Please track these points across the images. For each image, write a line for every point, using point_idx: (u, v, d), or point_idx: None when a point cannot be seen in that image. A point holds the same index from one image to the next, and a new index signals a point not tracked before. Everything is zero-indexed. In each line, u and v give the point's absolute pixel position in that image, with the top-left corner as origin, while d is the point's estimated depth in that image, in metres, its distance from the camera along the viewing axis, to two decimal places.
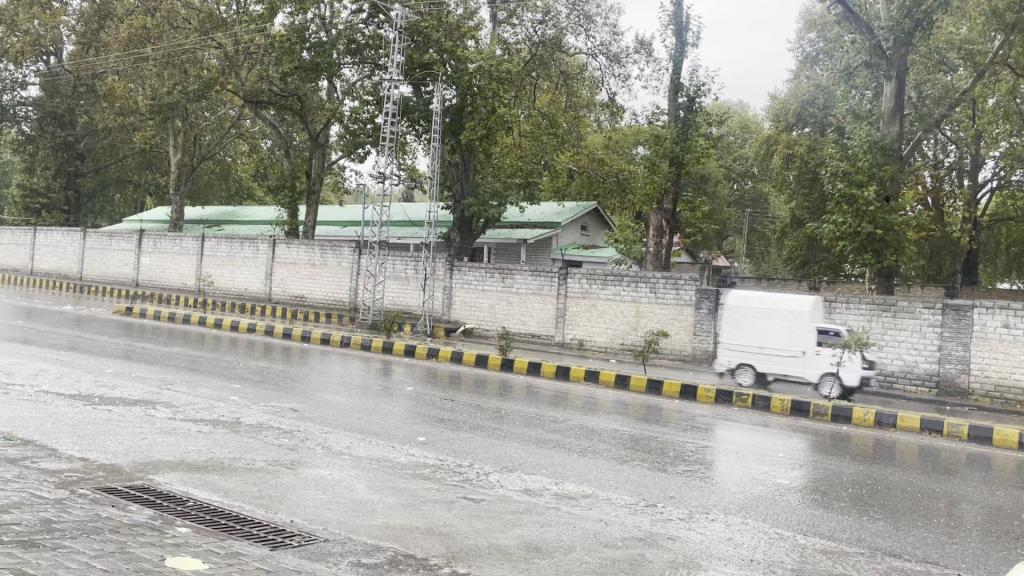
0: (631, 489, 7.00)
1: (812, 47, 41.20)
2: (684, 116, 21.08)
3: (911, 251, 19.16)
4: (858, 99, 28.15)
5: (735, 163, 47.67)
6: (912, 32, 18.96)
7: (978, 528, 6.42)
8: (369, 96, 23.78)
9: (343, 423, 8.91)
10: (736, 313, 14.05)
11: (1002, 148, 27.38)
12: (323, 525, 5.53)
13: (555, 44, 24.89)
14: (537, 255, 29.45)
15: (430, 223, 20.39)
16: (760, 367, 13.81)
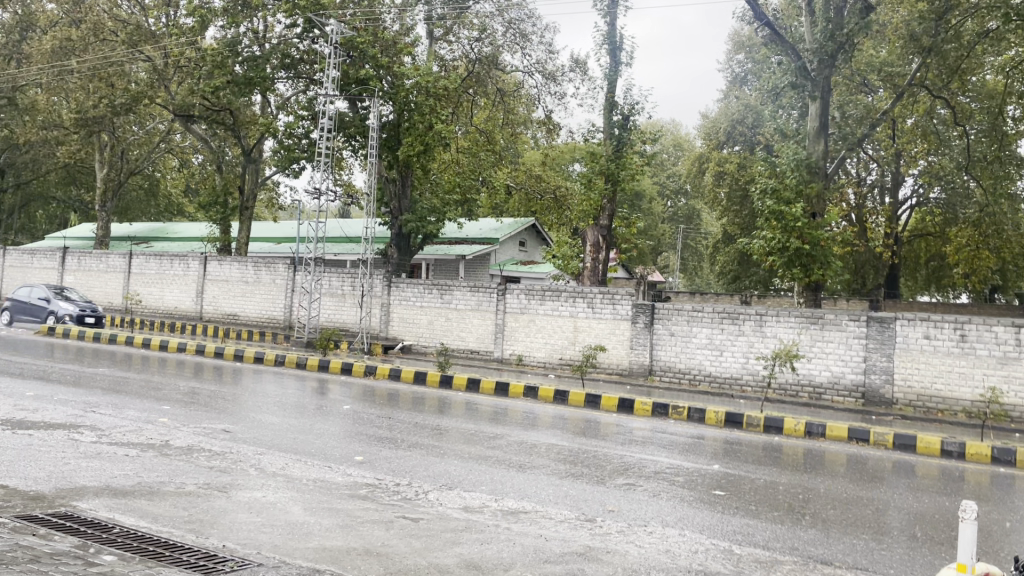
0: (570, 503, 7.03)
1: (740, 68, 42.46)
2: (619, 134, 21.57)
3: (835, 266, 19.88)
4: (785, 117, 29.09)
5: (669, 180, 48.69)
6: (834, 54, 19.68)
7: (905, 534, 6.63)
8: (304, 111, 23.49)
9: (277, 443, 8.72)
10: None
11: (922, 166, 28.60)
12: (257, 549, 5.38)
13: (492, 61, 25.14)
14: (475, 271, 29.53)
15: (367, 240, 20.22)
16: None
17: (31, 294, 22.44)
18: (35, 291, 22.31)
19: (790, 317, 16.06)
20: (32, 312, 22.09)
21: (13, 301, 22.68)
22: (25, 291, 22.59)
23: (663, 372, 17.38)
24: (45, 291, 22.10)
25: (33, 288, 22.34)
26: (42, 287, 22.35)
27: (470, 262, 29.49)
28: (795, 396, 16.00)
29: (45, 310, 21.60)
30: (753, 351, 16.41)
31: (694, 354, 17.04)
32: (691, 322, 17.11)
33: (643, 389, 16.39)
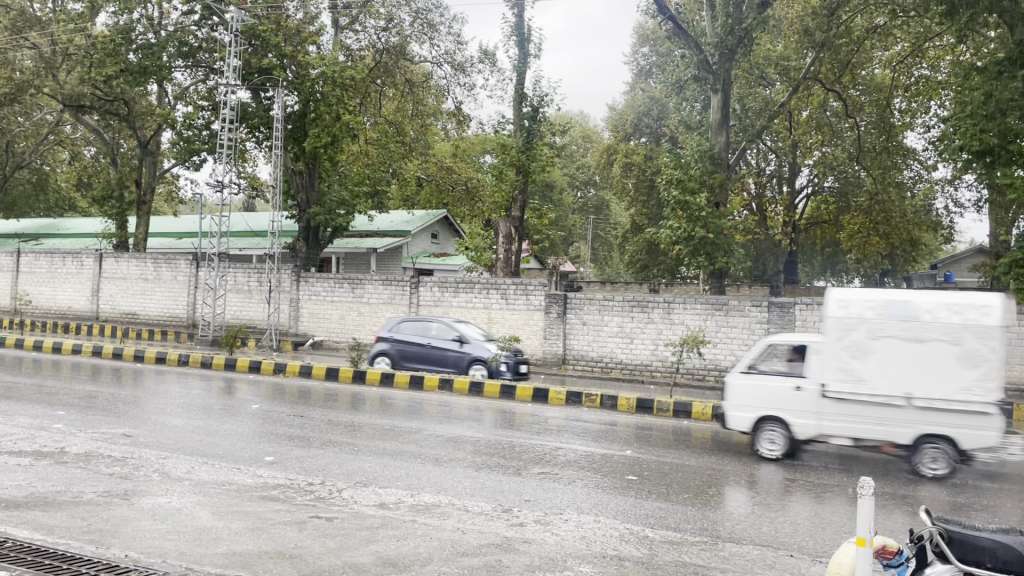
0: (486, 494, 7.02)
1: (645, 61, 43.28)
2: (529, 126, 21.62)
3: (738, 254, 20.54)
4: (689, 110, 29.77)
5: (579, 171, 49.03)
6: (734, 48, 20.20)
7: (807, 511, 6.90)
8: (204, 101, 22.66)
9: (181, 446, 8.39)
10: (854, 333, 8.34)
11: (817, 156, 29.86)
12: (162, 557, 5.15)
13: (399, 51, 24.68)
14: (387, 264, 29.17)
15: (274, 234, 19.68)
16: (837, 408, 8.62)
17: (426, 332, 15.57)
18: (439, 329, 15.41)
19: (697, 305, 16.54)
20: (434, 359, 15.23)
21: (396, 342, 15.65)
22: (412, 329, 15.64)
23: (576, 361, 17.61)
24: (454, 329, 15.35)
25: (435, 323, 15.49)
26: (440, 320, 15.55)
27: (382, 255, 29.11)
28: (702, 379, 16.47)
29: (468, 359, 14.95)
30: (661, 338, 16.83)
31: (606, 342, 17.35)
32: (603, 311, 17.40)
33: (557, 378, 16.58)
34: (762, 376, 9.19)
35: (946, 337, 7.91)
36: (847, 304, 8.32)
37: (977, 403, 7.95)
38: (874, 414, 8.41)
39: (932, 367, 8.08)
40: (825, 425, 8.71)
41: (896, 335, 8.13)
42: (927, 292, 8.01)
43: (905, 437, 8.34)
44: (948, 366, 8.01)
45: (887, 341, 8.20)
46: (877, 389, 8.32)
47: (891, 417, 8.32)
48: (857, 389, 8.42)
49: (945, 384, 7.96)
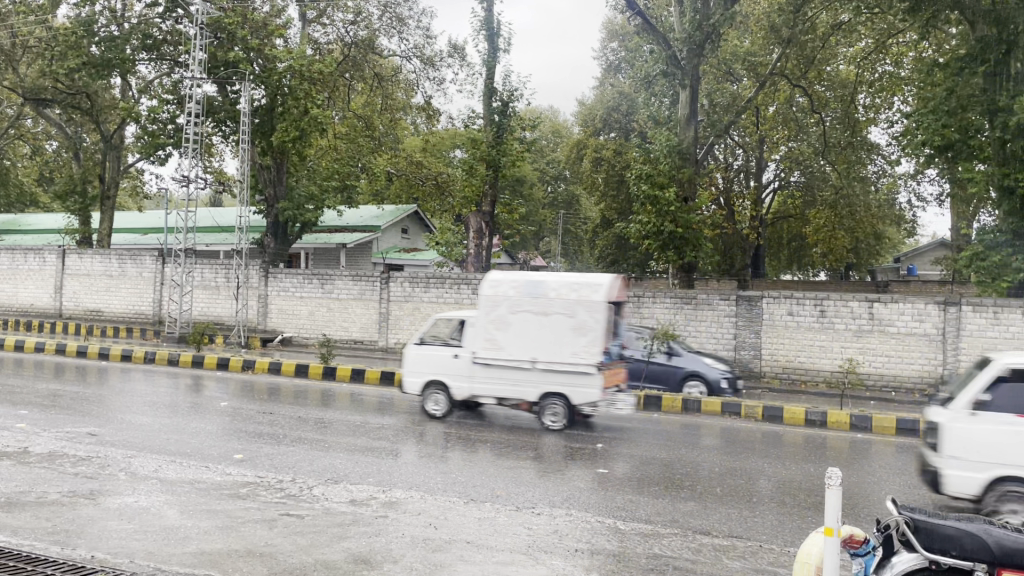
0: (458, 489, 7.02)
1: (614, 56, 43.41)
2: (499, 121, 21.57)
3: (707, 248, 20.72)
4: (658, 105, 29.94)
5: (549, 165, 49.07)
6: (702, 43, 20.33)
7: (775, 501, 7.01)
8: (169, 94, 22.32)
9: (149, 445, 8.28)
10: (501, 308, 10.23)
11: (783, 151, 30.21)
12: (129, 557, 5.07)
13: (368, 45, 24.42)
14: (357, 259, 28.98)
15: (242, 229, 19.47)
16: (480, 370, 10.37)
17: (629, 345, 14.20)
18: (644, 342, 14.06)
19: (666, 298, 16.72)
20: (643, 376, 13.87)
21: None
22: None
23: None
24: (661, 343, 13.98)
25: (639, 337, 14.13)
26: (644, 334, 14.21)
27: (351, 250, 28.92)
28: None
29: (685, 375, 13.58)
30: None
31: None
32: None
33: None
34: (428, 346, 10.70)
35: (560, 310, 9.83)
36: (499, 284, 10.22)
37: (584, 364, 9.86)
38: (510, 377, 10.21)
39: (553, 336, 9.99)
40: (475, 387, 10.39)
41: (529, 309, 10.06)
42: (555, 274, 9.97)
43: (535, 395, 10.16)
44: (564, 335, 9.93)
45: (522, 315, 10.11)
46: (512, 354, 10.15)
47: (521, 378, 10.13)
48: (497, 354, 10.23)
49: (558, 349, 9.86)
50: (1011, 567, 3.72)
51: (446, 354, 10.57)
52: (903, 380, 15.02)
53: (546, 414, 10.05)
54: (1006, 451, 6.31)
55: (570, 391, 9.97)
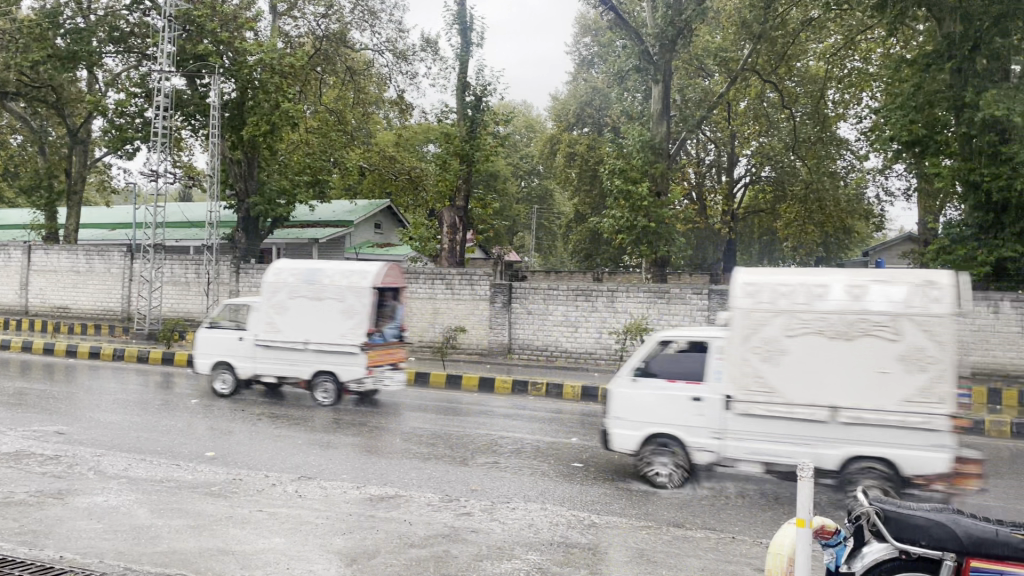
0: (433, 485, 7.00)
1: (587, 51, 43.46)
2: (472, 115, 21.51)
3: (679, 243, 20.83)
4: (631, 100, 30.01)
5: (522, 161, 49.03)
6: (674, 39, 20.39)
7: (747, 493, 7.08)
8: (137, 88, 21.96)
9: (118, 443, 8.16)
10: (280, 294, 11.58)
11: (754, 146, 30.44)
12: (99, 557, 5.00)
13: (339, 39, 24.21)
14: (329, 254, 28.77)
15: (212, 224, 19.25)
16: (261, 352, 11.71)
17: None
18: None
19: (639, 293, 16.79)
20: None
21: None
22: None
23: (521, 349, 17.67)
24: None
25: None
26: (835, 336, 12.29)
27: (324, 246, 28.70)
28: None
29: None
30: (606, 327, 17.03)
31: (551, 331, 17.47)
32: (548, 300, 17.51)
33: (503, 367, 16.64)
34: (217, 329, 11.95)
35: (332, 295, 11.26)
36: (280, 272, 11.56)
37: (349, 344, 11.29)
38: (288, 356, 11.58)
39: (326, 319, 11.40)
40: (258, 365, 11.73)
41: (305, 296, 11.44)
42: (328, 264, 11.38)
43: (308, 372, 11.53)
44: (335, 318, 11.34)
45: (300, 301, 11.50)
46: (288, 336, 11.51)
47: (296, 357, 11.51)
48: (275, 336, 11.57)
49: (327, 331, 11.28)
50: (976, 557, 3.76)
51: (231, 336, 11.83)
52: None
53: (317, 391, 11.42)
54: (656, 412, 7.58)
55: (337, 369, 11.35)
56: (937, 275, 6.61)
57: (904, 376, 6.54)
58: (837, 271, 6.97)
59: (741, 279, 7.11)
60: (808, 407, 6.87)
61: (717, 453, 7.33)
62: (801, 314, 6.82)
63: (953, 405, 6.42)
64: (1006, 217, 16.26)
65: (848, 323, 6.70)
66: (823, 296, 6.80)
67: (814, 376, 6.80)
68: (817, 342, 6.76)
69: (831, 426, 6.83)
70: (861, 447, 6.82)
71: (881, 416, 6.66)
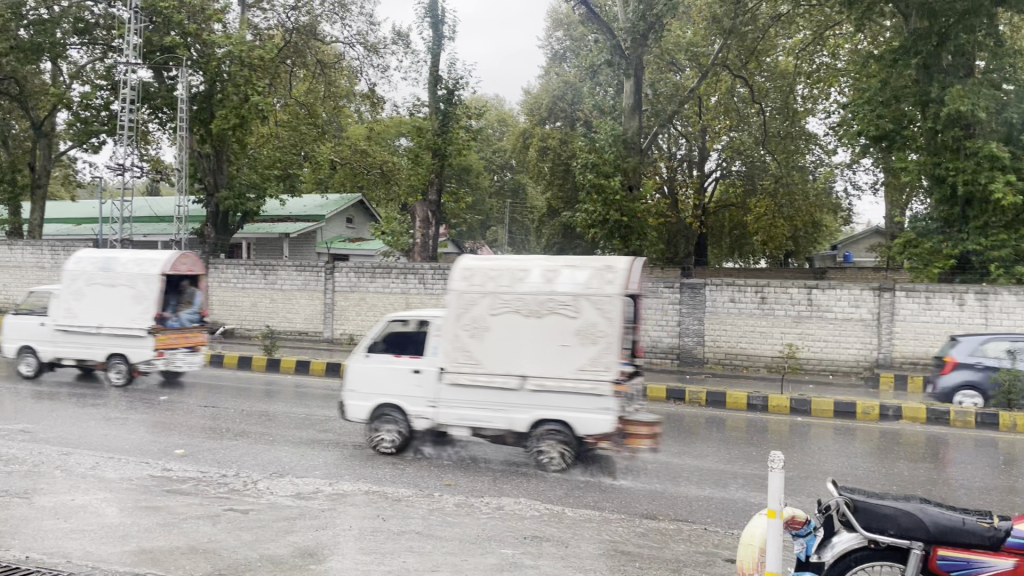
0: (406, 481, 6.98)
1: (559, 45, 43.43)
2: (444, 109, 21.40)
3: (652, 237, 20.93)
4: (604, 95, 30.06)
5: (495, 155, 48.94)
6: (646, 33, 20.43)
7: (718, 484, 7.15)
8: (102, 80, 21.56)
9: (86, 441, 8.03)
10: (77, 282, 13.05)
11: (725, 140, 30.64)
12: (66, 557, 4.91)
13: (310, 31, 23.95)
14: (301, 249, 28.54)
15: (180, 219, 19.00)
16: (63, 337, 13.17)
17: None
18: None
19: None
20: None
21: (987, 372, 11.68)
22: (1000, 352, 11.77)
23: None
24: None
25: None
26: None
27: (295, 240, 28.47)
28: None
29: None
30: None
31: None
32: None
33: None
34: (22, 316, 13.41)
35: (123, 282, 12.77)
36: (79, 262, 13.04)
37: (138, 327, 12.74)
38: (84, 340, 13.03)
39: (118, 306, 12.86)
40: (59, 349, 13.17)
41: (100, 283, 12.92)
42: (120, 253, 12.90)
43: (104, 355, 12.95)
44: (126, 303, 12.85)
45: (94, 288, 12.98)
46: (82, 320, 12.98)
47: (90, 341, 12.98)
48: (72, 321, 13.02)
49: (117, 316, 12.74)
50: (945, 545, 3.86)
51: (33, 322, 13.31)
52: (840, 363, 15.47)
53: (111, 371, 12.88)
54: (383, 383, 8.18)
55: (127, 351, 12.78)
56: (616, 261, 7.46)
57: (580, 349, 7.32)
58: (540, 257, 7.74)
59: (463, 262, 7.82)
60: (505, 377, 7.60)
61: (432, 419, 8.01)
62: (503, 295, 7.54)
63: (619, 373, 7.22)
64: (971, 210, 16.50)
65: (539, 303, 7.45)
66: (523, 279, 7.53)
67: (512, 350, 7.52)
68: (514, 320, 7.49)
69: (521, 394, 7.57)
70: (548, 412, 7.56)
71: (561, 384, 7.44)
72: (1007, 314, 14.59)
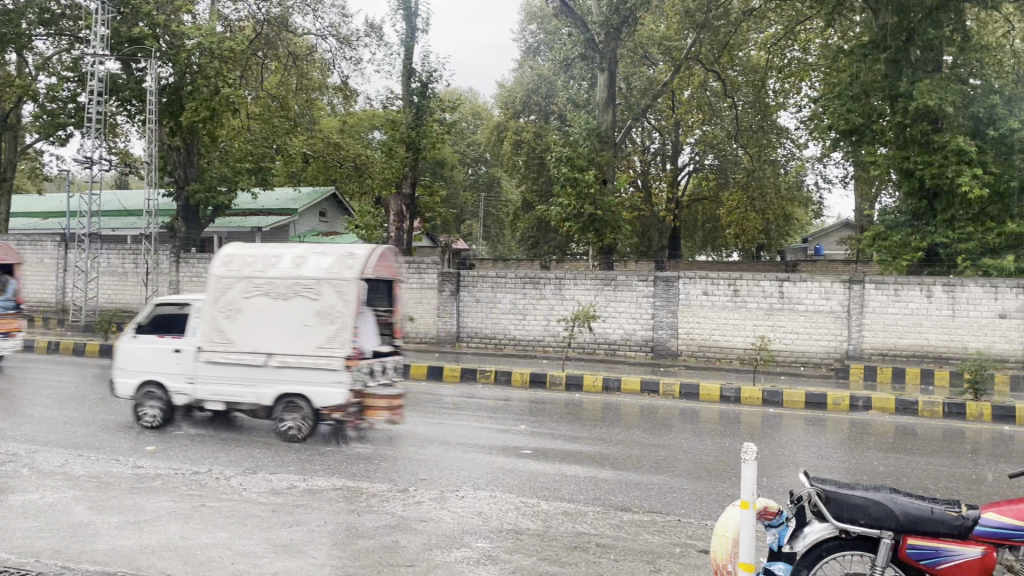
0: (382, 475, 6.95)
1: (533, 38, 43.41)
2: (418, 102, 21.34)
3: (626, 230, 21.02)
4: (578, 88, 30.10)
5: (469, 148, 48.86)
6: (619, 26, 20.48)
7: (692, 476, 7.20)
8: (69, 72, 21.19)
9: (54, 439, 7.90)
10: None
11: (698, 134, 30.83)
12: (34, 557, 4.83)
13: (281, 23, 23.71)
14: (273, 243, 28.31)
15: (150, 212, 18.76)
16: None
17: None
18: None
19: (586, 280, 16.91)
20: None
21: None
22: None
23: (469, 338, 17.68)
24: None
25: None
26: None
27: (267, 234, 28.23)
28: (592, 353, 16.86)
29: None
30: (554, 314, 17.13)
31: (499, 318, 17.51)
32: (496, 288, 17.51)
33: (451, 355, 16.61)
34: None
35: None
36: None
37: None
38: None
39: None
40: None
41: None
42: None
43: None
44: None
45: None
46: None
47: None
48: None
49: None
50: (914, 534, 3.92)
51: None
52: (811, 355, 15.67)
53: None
54: (150, 362, 9.00)
55: None
56: (356, 250, 8.52)
57: (319, 328, 8.32)
58: (295, 246, 8.74)
59: (226, 250, 8.78)
60: (251, 354, 8.56)
61: (191, 395, 8.86)
62: (256, 279, 8.52)
63: (350, 350, 8.21)
64: (938, 203, 16.74)
65: (287, 287, 8.43)
66: (275, 265, 8.53)
67: (259, 329, 8.50)
68: (263, 303, 8.48)
69: (266, 369, 8.51)
70: (290, 386, 8.49)
71: (301, 360, 8.40)
72: (973, 305, 14.86)
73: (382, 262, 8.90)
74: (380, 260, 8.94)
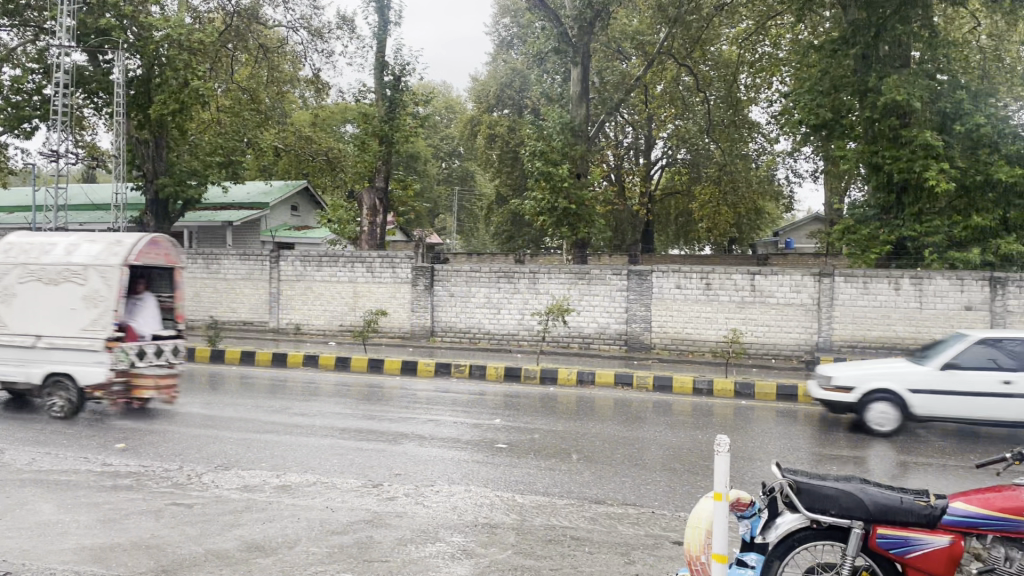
0: (355, 471, 6.91)
1: (506, 32, 43.30)
2: (391, 95, 21.18)
3: (600, 224, 21.08)
4: (551, 82, 30.10)
5: (442, 141, 48.70)
6: (592, 21, 20.50)
7: (665, 468, 7.25)
8: (34, 63, 20.77)
9: (20, 437, 7.76)
10: None
11: (671, 128, 30.97)
12: (2, 557, 4.75)
13: (252, 14, 23.41)
14: (244, 237, 28.03)
15: (118, 207, 18.49)
16: None
17: None
18: None
19: (560, 274, 16.94)
20: None
21: None
22: None
23: (444, 332, 17.64)
24: None
25: None
26: None
27: (238, 228, 27.94)
28: (566, 346, 16.91)
29: None
30: (528, 308, 17.15)
31: (473, 313, 17.49)
32: (470, 282, 17.48)
33: (425, 350, 16.57)
34: None
35: None
36: None
37: None
38: None
39: None
40: None
41: None
42: None
43: None
44: None
45: None
46: None
47: None
48: None
49: None
50: (883, 524, 3.98)
51: None
52: (782, 347, 15.84)
53: None
54: None
55: None
56: (125, 239, 9.33)
57: (84, 311, 9.06)
58: (71, 236, 9.58)
59: (8, 240, 9.61)
60: (24, 336, 9.29)
61: None
62: (31, 267, 9.33)
63: (109, 332, 8.92)
64: (905, 197, 16.99)
65: (57, 273, 9.21)
66: (49, 253, 9.35)
67: (32, 312, 9.27)
68: (35, 288, 9.28)
69: (35, 350, 9.19)
70: (56, 366, 9.13)
71: (66, 341, 9.08)
72: (940, 298, 15.11)
73: (156, 251, 9.77)
74: (152, 248, 9.69)
